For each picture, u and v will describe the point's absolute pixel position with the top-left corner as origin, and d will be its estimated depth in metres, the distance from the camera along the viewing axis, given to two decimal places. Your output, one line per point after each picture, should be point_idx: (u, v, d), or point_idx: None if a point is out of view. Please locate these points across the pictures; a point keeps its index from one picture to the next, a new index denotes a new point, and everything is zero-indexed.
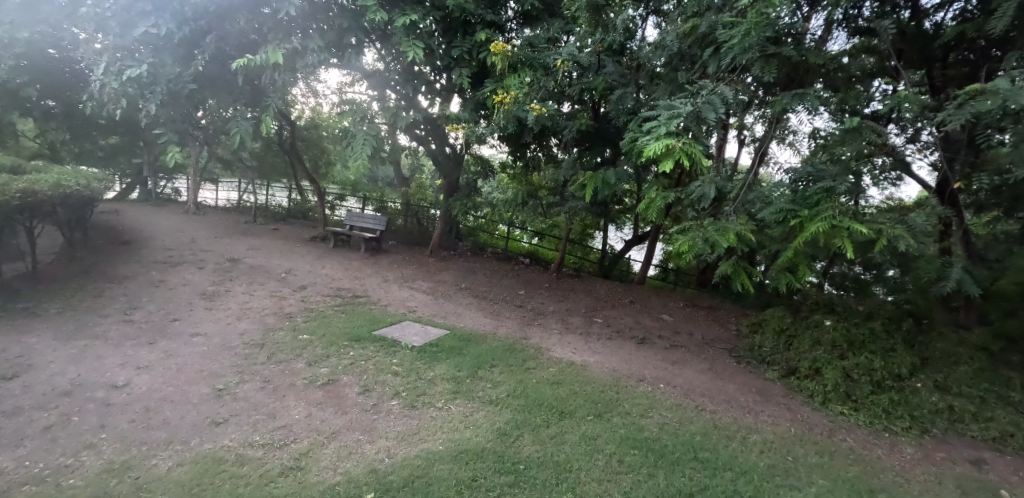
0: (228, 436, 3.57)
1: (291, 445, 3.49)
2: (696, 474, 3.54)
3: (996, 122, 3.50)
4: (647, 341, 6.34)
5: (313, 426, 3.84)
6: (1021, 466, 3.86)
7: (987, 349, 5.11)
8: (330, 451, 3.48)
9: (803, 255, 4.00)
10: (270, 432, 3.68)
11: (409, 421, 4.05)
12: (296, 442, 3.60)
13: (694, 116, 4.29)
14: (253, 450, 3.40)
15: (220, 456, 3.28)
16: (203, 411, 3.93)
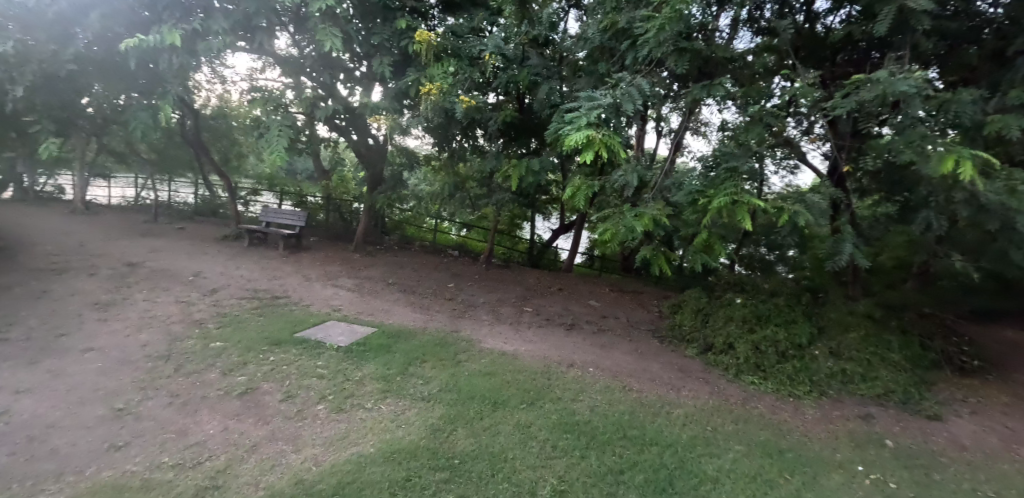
0: (132, 460, 3.14)
1: (205, 464, 3.14)
2: (625, 452, 3.67)
3: (875, 108, 3.85)
4: (576, 326, 6.50)
5: (231, 441, 3.50)
6: (900, 417, 4.45)
7: (872, 317, 5.75)
8: (251, 465, 3.18)
9: (714, 238, 4.25)
10: (182, 451, 3.30)
11: (338, 424, 3.83)
12: (212, 459, 3.25)
13: (614, 108, 4.41)
14: (162, 473, 3.01)
15: (123, 483, 2.86)
16: (101, 436, 3.43)
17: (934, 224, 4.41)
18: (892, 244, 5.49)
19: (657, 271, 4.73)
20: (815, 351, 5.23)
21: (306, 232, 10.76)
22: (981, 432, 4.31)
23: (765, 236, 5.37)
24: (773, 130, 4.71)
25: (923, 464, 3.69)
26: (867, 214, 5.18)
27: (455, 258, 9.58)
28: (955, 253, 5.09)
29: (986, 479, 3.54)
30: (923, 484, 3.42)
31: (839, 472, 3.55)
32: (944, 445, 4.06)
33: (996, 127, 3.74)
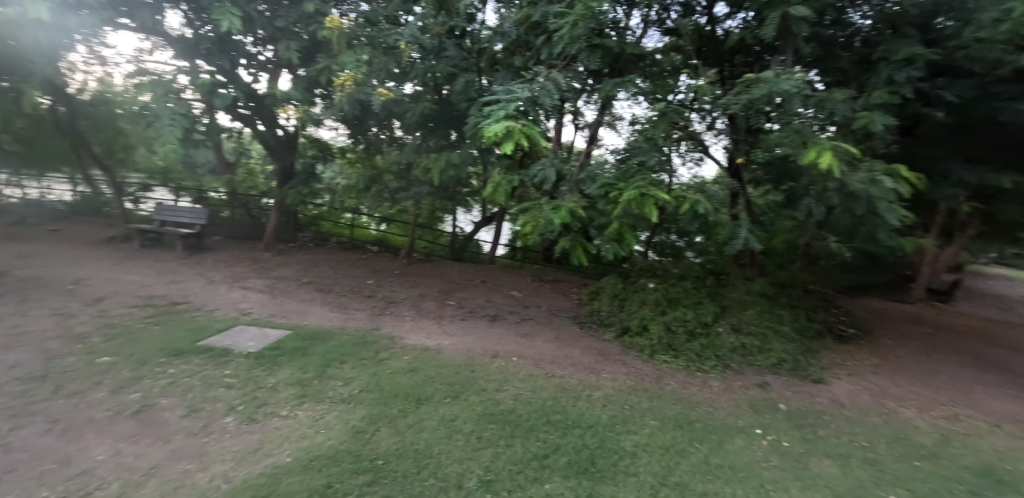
0: None
1: (96, 493, 2.61)
2: (549, 437, 3.76)
3: (761, 108, 4.17)
4: (499, 317, 6.56)
5: (124, 465, 2.98)
6: (790, 383, 4.98)
7: (767, 295, 6.28)
8: (150, 490, 2.71)
9: (625, 227, 4.46)
10: (64, 484, 2.71)
11: (250, 436, 3.49)
12: (103, 489, 2.72)
13: (532, 102, 4.41)
14: None
15: None
16: None
17: (813, 211, 4.81)
18: (784, 229, 5.98)
19: (577, 261, 4.98)
20: (719, 328, 5.67)
21: (207, 231, 9.86)
22: (854, 390, 4.93)
23: (672, 224, 5.69)
24: (679, 125, 4.82)
25: (810, 423, 4.18)
26: (762, 202, 5.35)
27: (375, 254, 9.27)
28: (832, 236, 5.71)
29: (858, 432, 4.08)
30: (808, 441, 3.88)
31: (741, 436, 3.92)
32: (827, 404, 4.60)
33: (864, 122, 4.15)
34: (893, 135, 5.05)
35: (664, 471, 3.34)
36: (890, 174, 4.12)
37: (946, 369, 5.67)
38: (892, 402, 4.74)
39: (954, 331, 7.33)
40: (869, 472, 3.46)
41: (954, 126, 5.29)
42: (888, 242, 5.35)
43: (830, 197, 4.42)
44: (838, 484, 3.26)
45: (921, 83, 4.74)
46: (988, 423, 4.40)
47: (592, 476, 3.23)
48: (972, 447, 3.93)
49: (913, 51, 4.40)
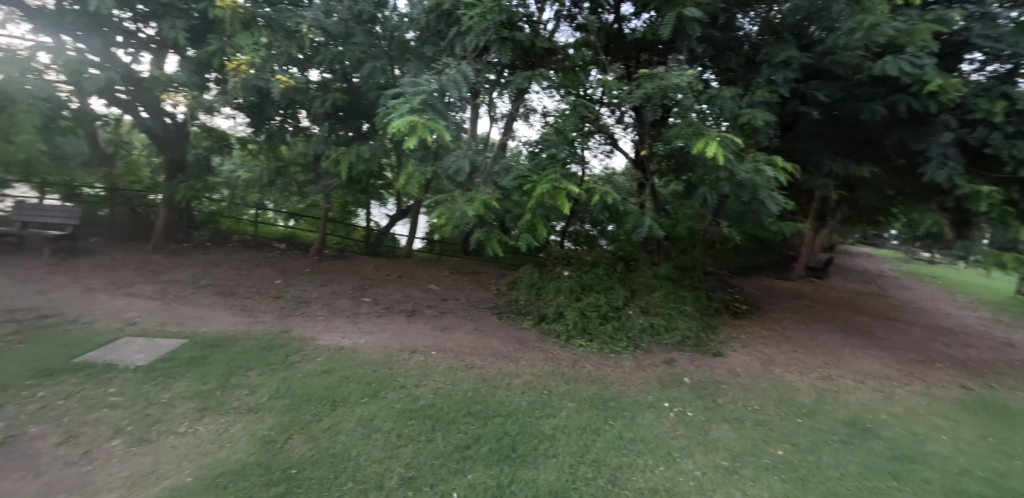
0: None
1: None
2: (472, 428, 3.77)
3: (659, 103, 4.32)
4: (417, 312, 6.46)
5: None
6: (692, 358, 5.41)
7: (672, 277, 6.67)
8: None
9: (538, 218, 4.54)
10: None
11: (142, 459, 3.00)
12: None
13: (439, 94, 4.34)
14: None
15: None
16: None
17: (708, 199, 5.15)
18: (686, 216, 6.37)
19: (492, 252, 4.99)
20: (629, 311, 6.02)
21: (80, 233, 8.68)
22: (747, 360, 5.48)
23: (584, 213, 5.87)
24: (588, 118, 4.85)
25: (709, 392, 4.58)
26: (668, 193, 5.68)
27: (282, 252, 8.69)
28: (724, 222, 6.21)
29: (751, 397, 4.54)
30: (708, 409, 4.26)
31: (650, 410, 4.20)
32: (724, 374, 5.06)
33: (749, 118, 4.49)
34: (775, 130, 5.56)
35: (582, 449, 3.51)
36: (772, 164, 4.49)
37: (820, 336, 6.49)
38: (779, 368, 5.33)
39: (825, 302, 8.42)
40: (759, 432, 3.89)
41: (823, 124, 5.91)
42: (771, 228, 5.92)
43: (722, 186, 4.75)
44: (735, 446, 3.65)
45: (797, 83, 5.22)
46: (853, 379, 5.09)
47: (513, 462, 3.30)
48: (840, 402, 4.53)
49: (789, 54, 4.78)
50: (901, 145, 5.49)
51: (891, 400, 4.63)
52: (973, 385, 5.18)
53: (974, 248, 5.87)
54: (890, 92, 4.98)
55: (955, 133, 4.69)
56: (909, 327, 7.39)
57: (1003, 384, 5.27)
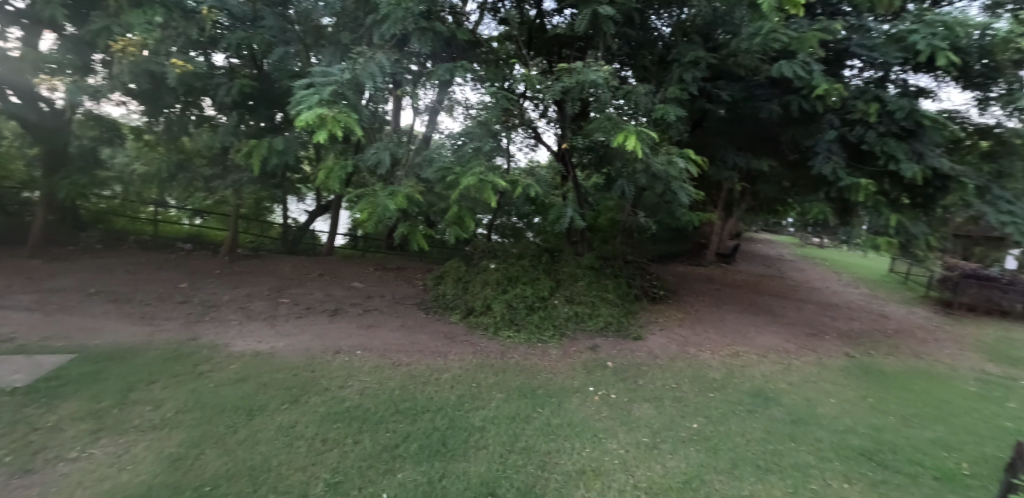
0: None
1: None
2: (400, 426, 3.69)
3: (577, 97, 4.48)
4: (340, 311, 6.21)
5: None
6: (615, 343, 5.67)
7: (595, 266, 6.89)
8: None
9: (463, 211, 4.50)
10: None
11: (26, 492, 2.53)
12: None
13: (353, 84, 4.18)
14: None
15: None
16: None
17: (626, 191, 5.37)
18: (607, 208, 6.63)
19: (417, 248, 4.74)
20: (555, 300, 6.17)
21: None
22: (665, 342, 5.83)
23: (509, 206, 5.93)
24: (510, 112, 4.88)
25: (631, 375, 4.81)
26: (590, 185, 5.83)
27: (188, 252, 7.96)
28: (641, 213, 6.53)
29: (669, 376, 4.83)
30: (630, 390, 4.48)
31: (576, 395, 4.34)
32: (644, 356, 5.34)
33: (662, 113, 4.70)
34: (686, 126, 5.91)
35: (512, 438, 3.56)
36: (683, 157, 4.76)
37: (729, 316, 7.05)
38: (693, 347, 5.72)
39: (733, 285, 9.14)
40: (676, 408, 4.15)
41: (729, 121, 6.37)
42: (683, 219, 6.29)
43: (639, 178, 4.97)
44: (655, 423, 3.87)
45: (704, 82, 5.57)
46: (756, 354, 5.59)
47: (445, 456, 3.28)
48: (746, 375, 4.95)
49: (696, 54, 5.09)
50: (793, 140, 6.03)
51: (788, 371, 5.13)
52: (854, 352, 5.88)
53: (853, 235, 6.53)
54: (785, 93, 5.46)
55: (837, 130, 5.24)
56: (804, 304, 8.22)
57: (878, 350, 6.03)
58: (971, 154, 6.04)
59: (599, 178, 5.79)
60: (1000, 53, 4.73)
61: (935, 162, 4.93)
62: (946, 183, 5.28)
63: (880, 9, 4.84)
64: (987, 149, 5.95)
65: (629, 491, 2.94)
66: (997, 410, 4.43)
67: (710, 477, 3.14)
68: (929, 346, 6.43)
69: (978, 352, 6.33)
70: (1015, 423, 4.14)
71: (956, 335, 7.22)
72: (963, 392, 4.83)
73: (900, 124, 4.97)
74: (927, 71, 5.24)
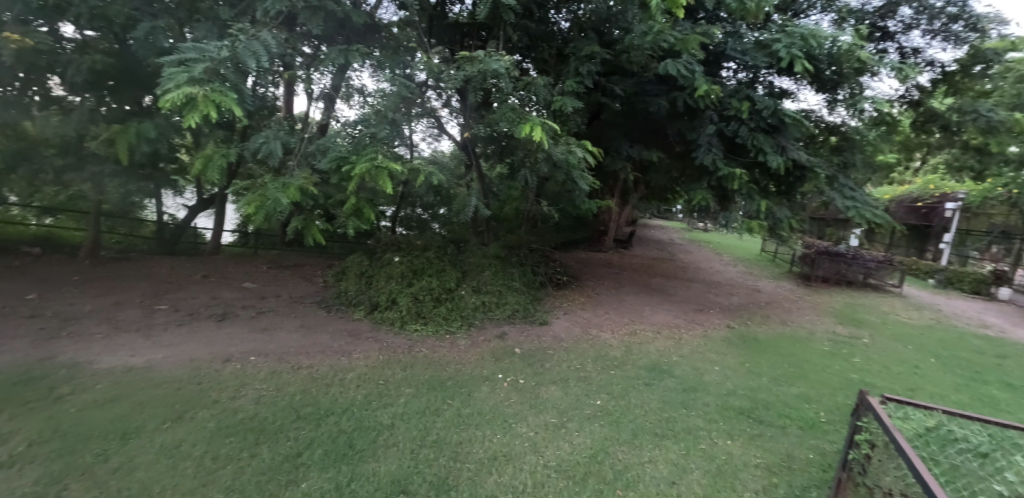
0: None
1: None
2: (302, 433, 3.43)
3: (478, 87, 4.48)
4: (229, 316, 5.70)
5: None
6: (521, 329, 5.82)
7: (501, 256, 6.94)
8: None
9: (362, 202, 4.35)
10: None
11: None
12: None
13: (233, 64, 3.82)
14: None
15: None
16: None
17: (529, 181, 5.48)
18: (512, 199, 6.71)
19: (313, 242, 4.64)
20: (461, 291, 6.16)
21: None
22: (570, 325, 6.09)
23: (413, 197, 5.81)
24: (411, 100, 4.80)
25: (538, 359, 4.96)
26: (495, 175, 5.87)
27: (38, 258, 6.78)
28: (545, 202, 6.70)
29: (573, 358, 5.05)
30: (537, 374, 4.61)
31: (485, 383, 4.38)
32: (550, 340, 5.53)
33: (561, 105, 4.86)
34: (583, 117, 6.22)
35: (423, 432, 3.51)
36: (581, 148, 4.96)
37: (628, 298, 7.53)
38: (595, 329, 6.03)
39: (632, 269, 9.80)
40: (581, 387, 4.34)
41: (624, 114, 6.78)
42: (582, 208, 6.58)
43: (540, 167, 5.11)
44: (562, 403, 4.03)
45: (599, 76, 5.86)
46: (651, 331, 6.04)
47: (353, 459, 3.11)
48: (642, 351, 5.32)
49: (591, 49, 5.33)
50: (679, 134, 6.56)
51: (679, 344, 5.59)
52: (734, 324, 6.58)
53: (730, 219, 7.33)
54: (671, 90, 5.93)
55: (715, 125, 5.81)
56: (692, 283, 9.06)
57: (752, 320, 6.82)
58: (823, 148, 7.01)
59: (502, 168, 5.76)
60: (844, 62, 5.48)
61: (795, 155, 5.63)
62: (804, 173, 6.06)
63: (750, 18, 5.37)
64: (834, 144, 6.93)
65: (540, 471, 3.04)
66: (845, 364, 5.22)
67: (614, 449, 3.34)
68: (792, 314, 7.41)
69: (830, 316, 7.42)
70: (858, 374, 4.91)
71: (814, 303, 8.40)
72: (819, 351, 5.62)
73: (767, 121, 5.61)
74: (789, 75, 5.95)
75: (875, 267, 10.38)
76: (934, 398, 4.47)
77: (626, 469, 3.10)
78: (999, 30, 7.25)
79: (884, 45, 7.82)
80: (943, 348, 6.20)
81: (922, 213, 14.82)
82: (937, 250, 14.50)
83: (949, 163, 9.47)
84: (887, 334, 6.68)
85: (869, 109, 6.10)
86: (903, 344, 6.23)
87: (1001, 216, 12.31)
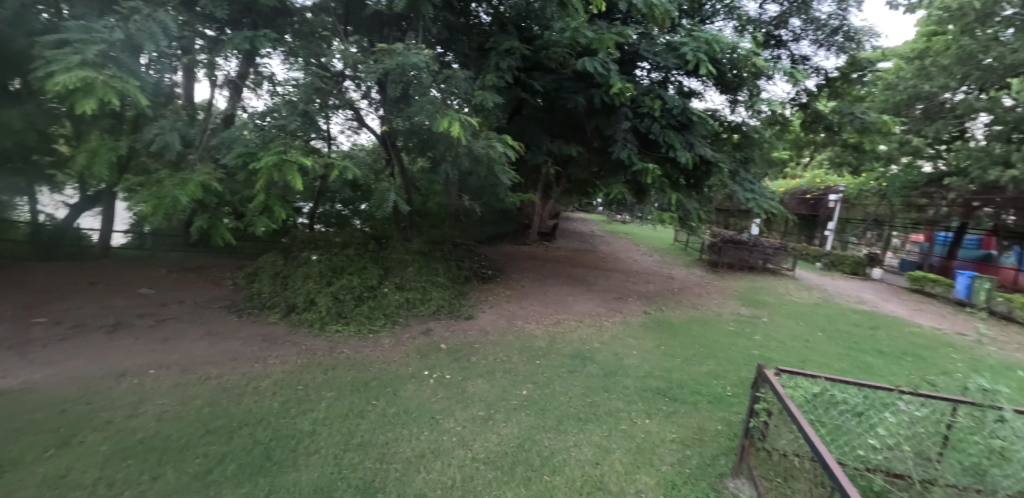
0: None
1: None
2: (212, 448, 3.14)
3: (397, 80, 4.38)
4: (123, 326, 5.13)
5: None
6: (447, 324, 5.81)
7: (424, 252, 6.87)
8: None
9: (274, 199, 4.10)
10: None
11: None
12: None
13: (126, 46, 3.45)
14: None
15: None
16: None
17: (450, 175, 5.44)
18: (436, 193, 6.64)
19: (218, 242, 4.31)
20: (385, 289, 6.03)
21: None
22: (496, 318, 6.17)
23: (331, 192, 5.58)
24: (326, 91, 4.62)
25: (465, 353, 4.97)
26: (417, 171, 5.78)
27: None
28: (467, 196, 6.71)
29: (499, 350, 5.12)
30: (464, 369, 4.61)
31: (410, 380, 4.33)
32: (476, 334, 5.58)
33: (482, 99, 4.81)
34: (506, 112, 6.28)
35: (346, 436, 3.38)
36: (502, 142, 5.00)
37: (553, 289, 7.77)
38: (521, 320, 6.16)
39: (556, 261, 10.11)
40: (507, 379, 4.41)
41: (546, 111, 6.96)
42: (506, 201, 6.64)
43: (462, 162, 5.10)
44: (489, 396, 4.07)
45: (520, 71, 5.96)
46: (574, 320, 6.28)
47: (271, 471, 2.92)
48: (566, 340, 5.51)
49: (511, 45, 5.38)
50: (597, 130, 6.84)
51: (600, 331, 5.87)
52: (651, 309, 7.01)
53: (645, 211, 7.78)
54: (588, 87, 6.16)
55: (630, 121, 6.12)
56: (612, 273, 9.54)
57: (666, 306, 7.30)
58: (726, 145, 7.62)
59: (424, 162, 5.68)
60: (744, 66, 5.97)
61: (701, 151, 6.08)
62: (710, 168, 6.52)
63: (660, 22, 5.70)
64: (736, 141, 7.57)
65: (468, 464, 3.05)
66: (748, 341, 5.75)
67: (540, 436, 3.43)
68: (703, 298, 8.04)
69: (735, 299, 8.13)
70: (759, 350, 5.42)
71: (721, 287, 9.17)
72: (726, 331, 6.14)
73: (677, 118, 6.00)
74: (696, 76, 6.39)
75: (772, 253, 11.52)
76: (820, 367, 5.05)
77: (553, 454, 3.20)
78: (871, 42, 8.24)
79: (778, 52, 8.62)
80: (826, 323, 7.04)
81: (810, 203, 16.65)
82: (822, 236, 16.38)
83: (831, 159, 10.67)
84: (782, 312, 7.45)
85: (765, 109, 6.72)
86: (795, 320, 6.99)
87: (873, 207, 14.07)
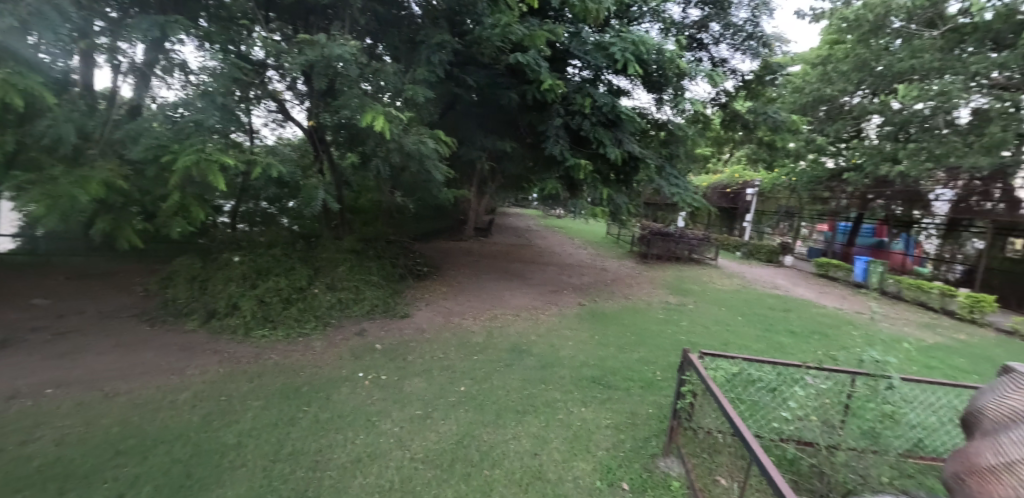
0: None
1: None
2: (124, 470, 2.87)
3: (323, 72, 4.21)
4: (9, 342, 4.53)
5: None
6: (382, 324, 5.69)
7: (357, 251, 6.67)
8: None
9: (189, 198, 3.81)
10: None
11: None
12: None
13: (19, 34, 3.01)
14: None
15: None
16: None
17: (381, 171, 5.32)
18: (367, 190, 6.46)
19: (123, 245, 3.93)
20: (315, 289, 5.79)
21: None
22: (433, 316, 6.11)
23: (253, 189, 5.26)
24: (246, 82, 4.37)
25: (401, 352, 4.90)
26: (346, 167, 5.59)
27: None
28: (400, 193, 6.59)
29: (437, 348, 5.08)
30: (400, 368, 4.54)
31: (343, 383, 4.21)
32: (413, 332, 5.50)
33: (412, 93, 4.69)
34: (439, 107, 6.20)
35: (276, 446, 3.22)
36: (433, 138, 4.96)
37: (490, 284, 7.81)
38: (458, 317, 6.15)
39: (494, 257, 10.17)
40: (444, 376, 4.39)
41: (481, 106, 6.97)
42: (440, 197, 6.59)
43: (393, 158, 4.99)
44: (426, 394, 4.03)
45: (452, 66, 5.90)
46: (511, 314, 6.37)
47: (193, 489, 2.72)
48: (503, 334, 5.58)
49: (442, 38, 5.31)
50: (530, 126, 6.94)
51: (536, 324, 6.00)
52: (585, 301, 7.26)
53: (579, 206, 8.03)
54: (520, 84, 6.24)
55: (562, 118, 6.28)
56: (548, 267, 9.75)
57: (600, 296, 7.59)
58: (654, 142, 8.01)
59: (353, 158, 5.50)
60: (669, 66, 6.29)
61: (629, 147, 6.36)
62: (637, 164, 6.80)
63: (591, 20, 5.83)
64: (663, 138, 7.98)
65: (407, 465, 3.02)
66: (675, 328, 6.12)
67: (479, 432, 3.45)
68: (635, 288, 8.43)
69: (664, 288, 8.60)
70: (685, 336, 5.79)
71: (651, 277, 9.67)
72: (656, 319, 6.49)
73: (606, 115, 6.24)
74: (624, 75, 6.64)
75: (697, 244, 12.28)
76: (739, 348, 5.48)
77: (492, 449, 3.23)
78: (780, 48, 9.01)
79: (700, 54, 9.18)
80: (744, 307, 7.64)
81: (731, 197, 17.92)
82: (741, 227, 17.71)
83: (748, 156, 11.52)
84: (706, 299, 7.99)
85: (688, 108, 7.13)
86: (718, 306, 7.52)
87: (784, 200, 15.40)
